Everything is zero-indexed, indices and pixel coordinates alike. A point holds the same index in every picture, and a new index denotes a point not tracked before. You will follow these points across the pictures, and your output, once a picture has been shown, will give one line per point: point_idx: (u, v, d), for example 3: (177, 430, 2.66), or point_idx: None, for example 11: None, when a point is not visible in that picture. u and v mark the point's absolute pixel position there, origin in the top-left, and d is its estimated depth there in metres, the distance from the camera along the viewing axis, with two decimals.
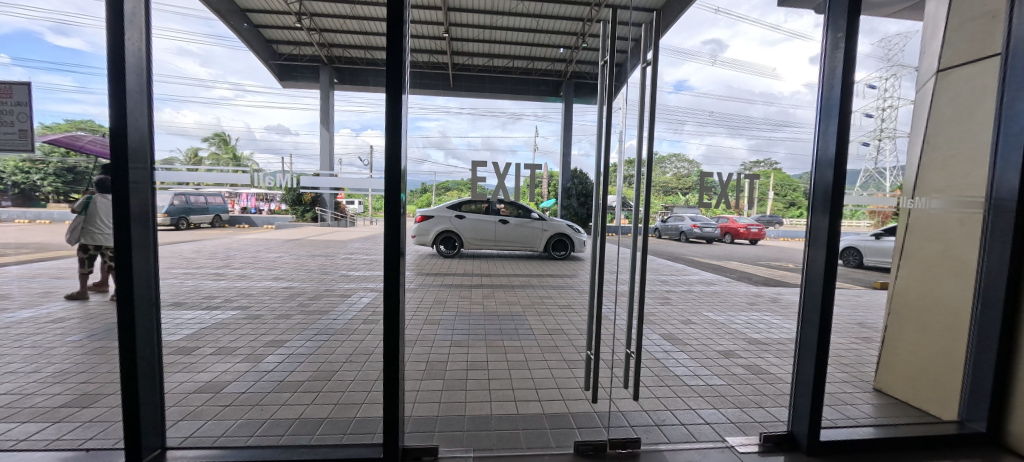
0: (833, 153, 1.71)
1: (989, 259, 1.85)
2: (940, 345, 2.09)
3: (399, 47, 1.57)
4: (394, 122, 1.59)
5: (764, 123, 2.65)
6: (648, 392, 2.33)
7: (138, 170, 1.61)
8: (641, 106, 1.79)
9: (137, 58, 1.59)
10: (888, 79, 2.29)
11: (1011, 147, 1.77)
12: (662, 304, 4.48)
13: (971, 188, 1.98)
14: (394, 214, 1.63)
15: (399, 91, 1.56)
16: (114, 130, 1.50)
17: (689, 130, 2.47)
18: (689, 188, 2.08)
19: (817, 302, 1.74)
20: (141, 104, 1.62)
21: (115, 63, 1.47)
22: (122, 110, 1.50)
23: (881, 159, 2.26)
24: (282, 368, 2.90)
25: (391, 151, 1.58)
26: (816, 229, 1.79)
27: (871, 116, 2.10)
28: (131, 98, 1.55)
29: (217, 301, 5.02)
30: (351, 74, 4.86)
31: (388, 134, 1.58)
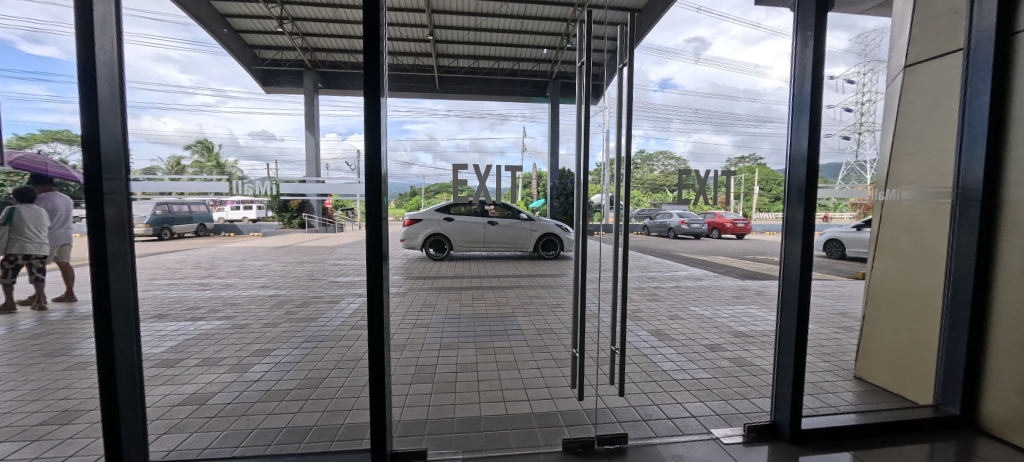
0: (806, 148, 1.75)
1: (959, 247, 1.92)
2: (915, 330, 2.15)
3: (374, 55, 1.60)
4: (374, 125, 1.63)
5: (748, 119, 2.71)
6: (636, 387, 2.35)
7: (112, 180, 1.56)
8: (620, 100, 1.84)
9: (108, 66, 1.55)
10: (866, 73, 2.37)
11: (976, 140, 1.85)
12: (650, 300, 4.53)
13: (939, 179, 2.05)
14: (375, 216, 1.64)
15: (379, 96, 1.61)
16: (86, 139, 1.45)
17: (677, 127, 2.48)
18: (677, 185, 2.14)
19: (795, 292, 1.78)
20: (116, 110, 1.59)
21: (85, 71, 1.43)
22: (94, 118, 1.46)
23: (861, 152, 2.33)
24: (269, 377, 2.85)
25: (370, 160, 1.63)
26: (792, 221, 1.83)
27: (850, 111, 2.16)
28: (103, 106, 1.51)
29: (202, 312, 4.91)
30: (335, 78, 4.81)
31: (368, 138, 1.62)
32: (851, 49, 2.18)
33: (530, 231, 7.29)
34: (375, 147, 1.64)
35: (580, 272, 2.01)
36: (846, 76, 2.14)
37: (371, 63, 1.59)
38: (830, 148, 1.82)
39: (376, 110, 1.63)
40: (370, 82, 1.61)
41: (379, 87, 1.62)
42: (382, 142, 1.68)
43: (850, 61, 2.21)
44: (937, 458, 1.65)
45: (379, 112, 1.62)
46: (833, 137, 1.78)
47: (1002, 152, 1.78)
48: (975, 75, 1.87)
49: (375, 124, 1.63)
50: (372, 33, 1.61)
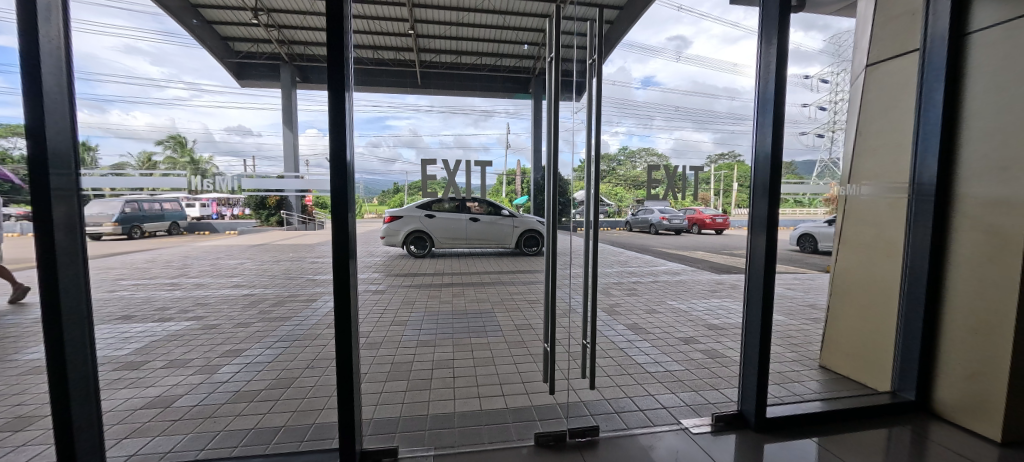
0: (769, 146, 1.79)
1: (915, 239, 1.99)
2: (874, 321, 2.22)
3: (338, 48, 1.56)
4: (338, 118, 1.58)
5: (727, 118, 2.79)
6: (609, 380, 2.37)
7: (62, 177, 1.47)
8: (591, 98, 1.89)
9: (57, 56, 1.46)
10: (841, 73, 2.51)
11: (931, 137, 1.92)
12: (629, 295, 4.60)
13: (897, 175, 2.11)
14: (340, 212, 1.60)
15: (343, 90, 1.56)
16: (33, 134, 1.37)
17: (652, 126, 2.80)
18: (659, 181, 2.28)
19: (760, 283, 1.82)
20: (65, 103, 1.50)
21: (30, 62, 1.35)
22: (40, 110, 1.37)
23: (835, 149, 2.47)
24: (239, 378, 2.75)
25: (334, 155, 1.58)
26: (756, 216, 1.87)
27: (824, 110, 2.26)
28: (51, 98, 1.42)
29: (171, 312, 4.73)
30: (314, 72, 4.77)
31: (331, 131, 1.56)
32: (824, 49, 2.29)
33: (512, 228, 7.29)
34: (340, 142, 1.58)
35: (552, 267, 1.99)
36: (820, 75, 2.25)
37: (334, 58, 1.54)
38: (794, 145, 1.86)
39: (340, 104, 1.58)
40: (334, 75, 1.55)
41: (342, 80, 1.56)
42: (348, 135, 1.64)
43: (824, 61, 2.31)
44: (891, 443, 1.72)
45: (343, 105, 1.57)
46: (795, 134, 1.83)
47: (955, 149, 1.86)
48: (931, 75, 1.94)
49: (340, 119, 1.58)
50: (336, 22, 1.57)
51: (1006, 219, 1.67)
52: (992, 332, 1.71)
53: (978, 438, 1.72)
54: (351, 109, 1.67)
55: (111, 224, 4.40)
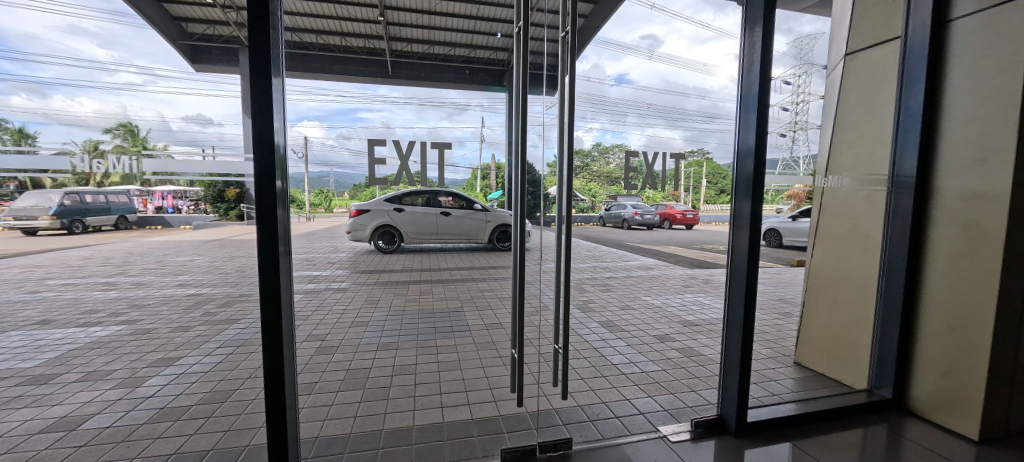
0: (754, 140, 1.65)
1: (893, 233, 1.93)
2: (848, 319, 2.15)
3: (261, 10, 1.26)
4: (262, 102, 1.28)
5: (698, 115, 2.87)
6: (583, 385, 2.22)
7: None
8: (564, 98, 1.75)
9: None
10: (801, 75, 2.22)
11: (912, 127, 1.85)
12: (603, 290, 4.51)
13: (874, 167, 2.04)
14: (265, 207, 1.30)
15: (266, 67, 1.28)
16: None
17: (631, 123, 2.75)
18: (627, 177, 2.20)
19: (743, 280, 1.69)
20: None
21: None
22: None
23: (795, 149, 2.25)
24: (167, 392, 2.38)
25: (258, 146, 1.28)
26: (739, 211, 1.73)
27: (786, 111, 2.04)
28: None
29: (100, 315, 4.18)
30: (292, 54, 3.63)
31: (252, 114, 1.27)
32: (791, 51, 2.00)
33: (485, 222, 6.85)
34: (263, 128, 1.29)
35: (520, 267, 1.77)
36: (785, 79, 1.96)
37: (256, 27, 1.26)
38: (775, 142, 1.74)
39: (265, 85, 1.28)
40: (255, 45, 1.26)
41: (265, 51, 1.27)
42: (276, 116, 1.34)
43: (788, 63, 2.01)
44: (870, 444, 1.66)
45: (268, 84, 1.28)
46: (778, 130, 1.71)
47: (934, 141, 1.81)
48: (912, 68, 1.86)
49: (265, 101, 1.28)
50: None
51: (983, 211, 1.62)
52: (968, 327, 1.67)
53: (953, 436, 1.69)
54: (278, 92, 1.37)
55: (48, 219, 3.75)
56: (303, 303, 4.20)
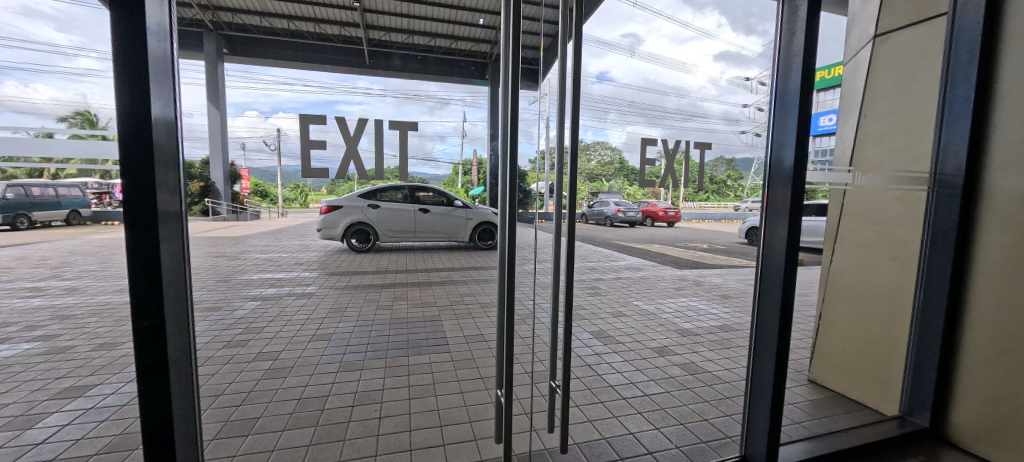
0: (795, 131, 1.35)
1: (934, 239, 1.69)
2: (875, 336, 1.90)
3: None
4: (132, 69, 0.86)
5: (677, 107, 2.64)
6: (579, 414, 1.89)
7: None
8: (564, 83, 1.47)
9: None
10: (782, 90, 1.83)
11: (959, 119, 1.61)
12: (591, 294, 4.23)
13: (909, 163, 1.78)
14: (139, 218, 0.89)
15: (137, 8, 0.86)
16: None
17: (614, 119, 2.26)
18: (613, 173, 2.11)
19: (777, 298, 1.40)
20: None
21: None
22: None
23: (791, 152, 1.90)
24: (63, 436, 1.89)
25: (127, 132, 0.87)
26: (773, 218, 1.43)
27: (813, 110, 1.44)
28: None
29: (11, 329, 3.55)
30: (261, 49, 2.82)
31: (116, 83, 0.85)
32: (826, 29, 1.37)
33: (466, 220, 6.62)
34: (134, 107, 0.87)
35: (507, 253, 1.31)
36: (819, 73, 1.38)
37: None
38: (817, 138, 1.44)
39: (138, 46, 0.86)
40: None
41: None
42: (162, 85, 0.93)
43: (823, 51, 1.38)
44: None
45: (140, 35, 0.86)
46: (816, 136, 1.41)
47: (986, 132, 1.56)
48: (964, 53, 1.60)
49: (136, 67, 0.86)
50: None
51: None
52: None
53: None
54: (160, 55, 0.94)
55: None
56: (259, 313, 3.70)
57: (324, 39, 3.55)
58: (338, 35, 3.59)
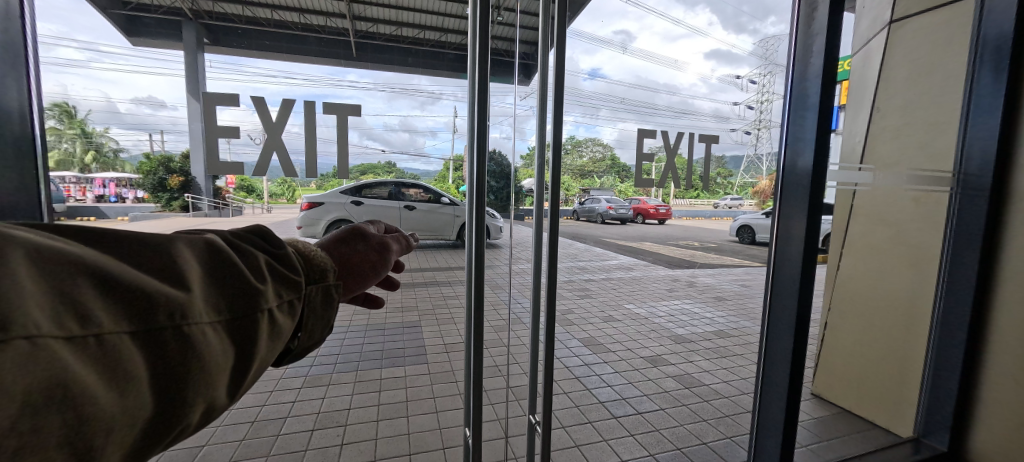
0: (816, 122, 1.15)
1: (956, 244, 1.55)
2: (885, 351, 1.74)
3: None
4: None
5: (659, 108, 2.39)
6: (564, 438, 1.69)
7: None
8: (547, 66, 1.25)
9: None
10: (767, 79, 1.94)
11: (989, 114, 1.48)
12: (581, 297, 4.04)
13: (928, 162, 1.63)
14: None
15: None
16: None
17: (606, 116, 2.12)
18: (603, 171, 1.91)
19: (791, 314, 1.22)
20: None
21: None
22: None
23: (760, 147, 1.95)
24: None
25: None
26: (786, 224, 1.23)
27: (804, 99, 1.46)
28: None
29: None
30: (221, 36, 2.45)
31: None
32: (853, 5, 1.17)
33: None
34: None
35: (473, 276, 0.97)
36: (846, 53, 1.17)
37: None
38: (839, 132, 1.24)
39: None
40: None
41: None
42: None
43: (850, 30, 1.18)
44: None
45: None
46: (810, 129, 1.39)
47: (1017, 131, 1.45)
48: (993, 46, 1.48)
49: None
50: None
51: None
52: None
53: None
54: None
55: None
56: None
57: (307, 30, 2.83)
58: (322, 26, 2.87)
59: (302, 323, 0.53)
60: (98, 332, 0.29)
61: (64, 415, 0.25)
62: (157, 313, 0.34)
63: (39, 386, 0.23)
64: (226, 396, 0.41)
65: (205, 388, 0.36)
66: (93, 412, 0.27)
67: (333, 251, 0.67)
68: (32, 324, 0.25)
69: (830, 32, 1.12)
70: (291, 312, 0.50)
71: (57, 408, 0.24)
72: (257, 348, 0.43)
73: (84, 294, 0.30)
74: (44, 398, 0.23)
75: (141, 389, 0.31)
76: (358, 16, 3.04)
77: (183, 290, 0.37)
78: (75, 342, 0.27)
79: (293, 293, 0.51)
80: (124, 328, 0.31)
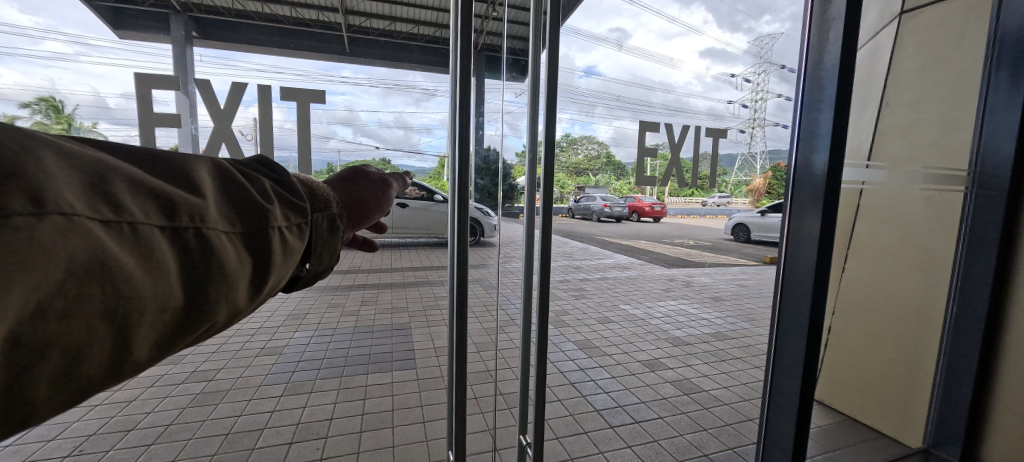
0: (832, 115, 1.06)
1: (971, 245, 1.47)
2: (895, 357, 1.66)
3: None
4: None
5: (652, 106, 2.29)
6: (558, 450, 1.59)
7: None
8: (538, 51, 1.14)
9: None
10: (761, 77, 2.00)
11: (1007, 108, 1.40)
12: (576, 297, 3.95)
13: (942, 159, 1.54)
14: None
15: None
16: None
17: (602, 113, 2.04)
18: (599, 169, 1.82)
19: (803, 322, 1.13)
20: None
21: None
22: None
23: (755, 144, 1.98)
24: None
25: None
26: (798, 225, 1.14)
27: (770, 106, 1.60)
28: None
29: None
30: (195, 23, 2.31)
31: None
32: None
33: None
34: None
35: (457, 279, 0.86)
36: None
37: None
38: None
39: None
40: None
41: None
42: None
43: None
44: None
45: None
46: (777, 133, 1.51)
47: None
48: (1015, 37, 1.38)
49: None
50: None
51: None
52: None
53: None
54: None
55: None
56: None
57: (299, 24, 2.98)
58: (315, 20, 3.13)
59: (310, 250, 0.50)
60: (130, 221, 0.30)
61: (103, 287, 0.26)
62: (179, 214, 0.34)
63: (78, 257, 0.25)
64: (252, 303, 0.41)
65: (227, 289, 0.36)
66: (130, 287, 0.27)
67: (340, 186, 0.63)
68: (67, 204, 0.26)
69: (848, 16, 1.03)
70: (304, 235, 0.49)
71: (98, 280, 0.26)
72: (278, 260, 0.42)
73: (110, 187, 0.30)
74: (85, 267, 0.25)
75: (175, 278, 0.32)
76: (351, 10, 3.31)
77: (198, 197, 0.36)
78: (110, 226, 0.28)
79: (304, 216, 0.49)
80: (153, 220, 0.32)
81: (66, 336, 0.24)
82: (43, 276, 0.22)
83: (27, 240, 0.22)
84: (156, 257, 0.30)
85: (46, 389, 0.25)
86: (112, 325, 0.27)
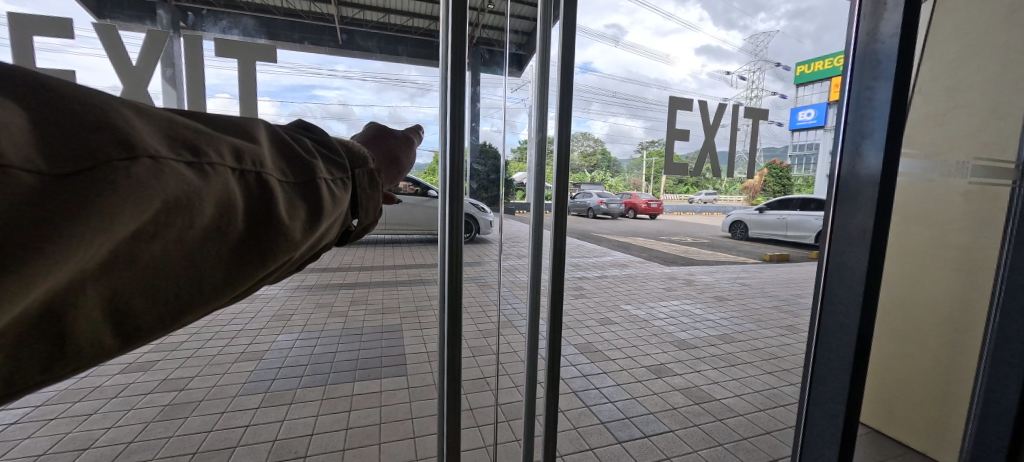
0: (890, 94, 0.90)
1: None
2: (933, 368, 1.52)
3: None
4: None
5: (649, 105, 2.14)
6: None
7: None
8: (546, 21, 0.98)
9: None
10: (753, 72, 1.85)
11: None
12: (576, 297, 3.79)
13: (984, 152, 1.40)
14: None
15: None
16: None
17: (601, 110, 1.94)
18: None
19: (848, 333, 0.99)
20: None
21: None
22: None
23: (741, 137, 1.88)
24: None
25: None
26: (844, 224, 0.99)
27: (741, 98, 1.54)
28: None
29: None
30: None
31: None
32: None
33: None
34: None
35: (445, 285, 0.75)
36: None
37: None
38: None
39: None
40: None
41: None
42: None
43: None
44: None
45: None
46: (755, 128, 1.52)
47: None
48: None
49: None
50: None
51: None
52: None
53: None
54: None
55: None
56: None
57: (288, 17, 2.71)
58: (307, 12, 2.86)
59: (356, 204, 0.55)
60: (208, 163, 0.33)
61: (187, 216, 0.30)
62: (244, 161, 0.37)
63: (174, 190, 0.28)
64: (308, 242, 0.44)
65: (287, 228, 0.39)
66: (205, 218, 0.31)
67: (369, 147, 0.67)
68: (154, 148, 0.29)
69: None
70: (345, 189, 0.51)
71: (179, 216, 0.29)
72: (327, 207, 0.45)
73: (188, 135, 0.33)
74: (173, 204, 0.28)
75: (236, 212, 0.35)
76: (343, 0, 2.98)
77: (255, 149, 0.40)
78: (192, 166, 0.31)
79: (343, 172, 0.51)
80: (226, 162, 0.35)
81: (159, 258, 0.29)
82: (143, 204, 0.26)
83: (119, 175, 0.26)
84: (226, 193, 0.34)
85: (138, 298, 0.30)
86: (189, 251, 0.31)
